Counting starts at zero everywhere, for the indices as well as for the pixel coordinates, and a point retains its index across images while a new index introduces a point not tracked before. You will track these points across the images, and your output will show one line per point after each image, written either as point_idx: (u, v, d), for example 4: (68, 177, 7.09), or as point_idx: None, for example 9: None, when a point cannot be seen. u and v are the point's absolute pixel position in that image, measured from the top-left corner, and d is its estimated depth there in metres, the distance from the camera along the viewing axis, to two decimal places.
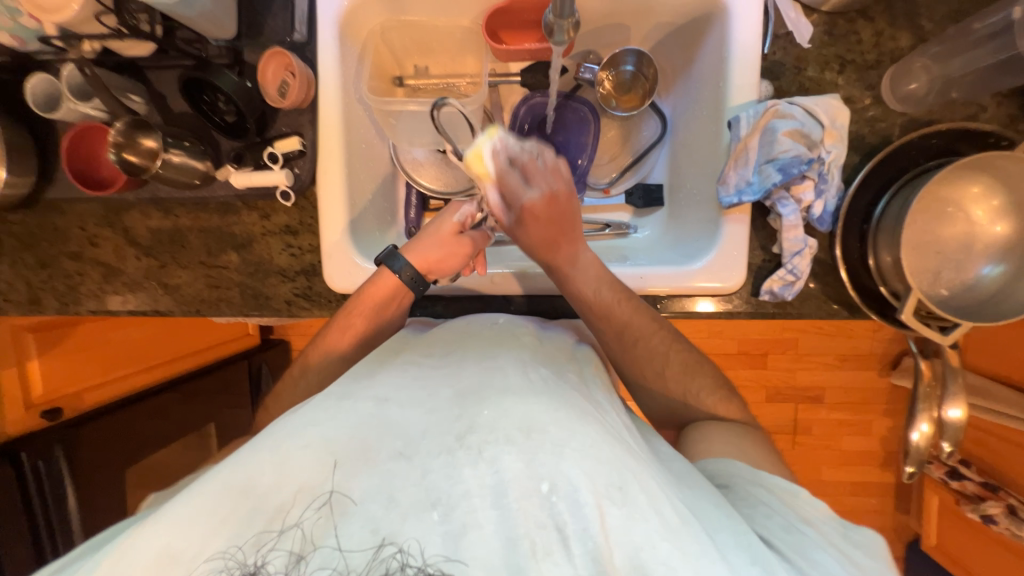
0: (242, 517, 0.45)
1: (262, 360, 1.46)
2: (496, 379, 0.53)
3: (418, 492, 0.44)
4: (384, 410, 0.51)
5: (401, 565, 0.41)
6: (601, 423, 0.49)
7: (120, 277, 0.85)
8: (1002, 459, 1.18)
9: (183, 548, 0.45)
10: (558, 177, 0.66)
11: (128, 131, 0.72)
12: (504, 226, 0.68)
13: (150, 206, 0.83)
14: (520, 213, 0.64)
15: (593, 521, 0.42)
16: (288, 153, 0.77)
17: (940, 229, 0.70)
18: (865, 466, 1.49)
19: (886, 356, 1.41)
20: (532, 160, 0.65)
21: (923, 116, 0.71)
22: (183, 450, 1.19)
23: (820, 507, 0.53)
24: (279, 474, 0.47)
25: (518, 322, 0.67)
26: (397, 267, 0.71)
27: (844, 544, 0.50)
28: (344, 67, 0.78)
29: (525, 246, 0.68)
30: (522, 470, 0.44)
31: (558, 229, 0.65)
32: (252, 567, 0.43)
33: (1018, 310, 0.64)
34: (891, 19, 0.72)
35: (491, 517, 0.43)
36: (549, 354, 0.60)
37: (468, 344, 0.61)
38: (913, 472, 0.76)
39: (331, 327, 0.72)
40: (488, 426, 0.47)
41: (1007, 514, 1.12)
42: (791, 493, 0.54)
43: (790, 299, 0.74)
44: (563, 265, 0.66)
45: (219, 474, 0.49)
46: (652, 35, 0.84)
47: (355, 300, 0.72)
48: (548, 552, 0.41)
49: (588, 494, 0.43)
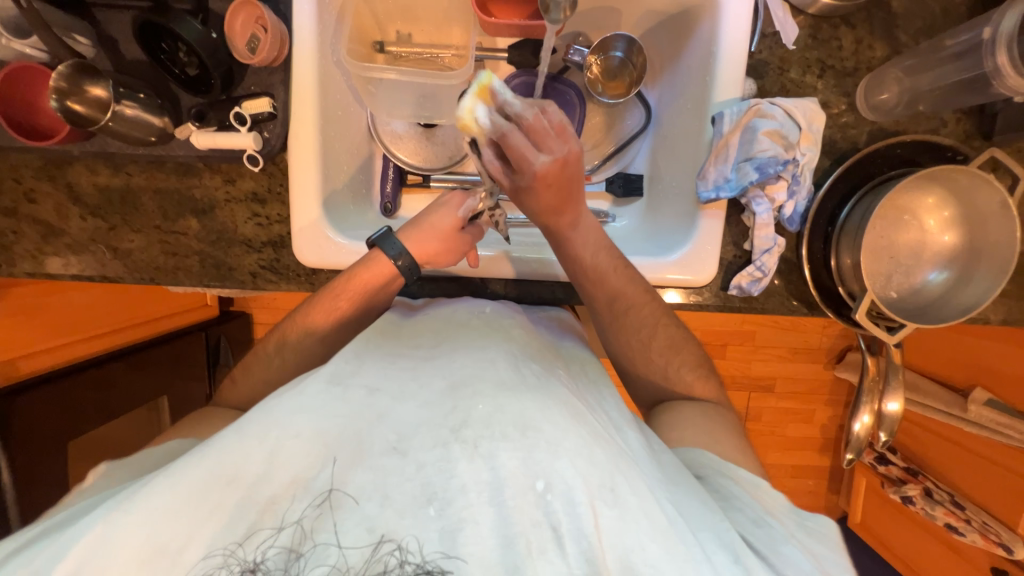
0: (233, 510, 0.45)
1: (221, 333, 1.39)
2: (485, 372, 0.53)
3: (415, 488, 0.44)
4: (374, 399, 0.51)
5: (400, 562, 0.41)
6: (591, 421, 0.50)
7: (62, 238, 0.77)
8: (927, 449, 1.30)
9: (170, 541, 0.44)
10: (567, 137, 0.60)
11: (72, 76, 0.65)
12: (507, 187, 0.65)
13: (98, 160, 0.76)
14: (530, 180, 0.61)
15: (587, 521, 0.43)
16: (257, 115, 0.72)
17: (896, 235, 0.75)
18: (806, 452, 1.61)
19: (834, 351, 1.51)
20: (538, 119, 0.58)
21: (891, 126, 0.74)
22: (130, 423, 1.12)
23: (776, 498, 0.56)
24: (270, 465, 0.46)
25: (505, 312, 0.67)
26: (393, 252, 0.70)
27: (804, 533, 0.53)
28: (322, 26, 0.73)
29: (528, 209, 0.66)
30: (519, 467, 0.45)
31: (564, 194, 0.63)
32: (252, 564, 0.42)
33: (956, 314, 0.69)
34: (870, 28, 0.74)
35: (489, 513, 0.43)
36: (539, 348, 0.60)
37: (457, 335, 0.61)
38: (851, 459, 0.82)
39: (315, 308, 0.70)
40: (483, 422, 0.47)
41: (923, 496, 1.24)
42: (753, 486, 0.56)
43: (756, 295, 0.76)
44: (564, 229, 0.67)
45: (200, 465, 0.47)
46: (643, 22, 0.83)
47: (343, 283, 0.69)
48: (544, 550, 0.42)
49: (581, 494, 0.44)
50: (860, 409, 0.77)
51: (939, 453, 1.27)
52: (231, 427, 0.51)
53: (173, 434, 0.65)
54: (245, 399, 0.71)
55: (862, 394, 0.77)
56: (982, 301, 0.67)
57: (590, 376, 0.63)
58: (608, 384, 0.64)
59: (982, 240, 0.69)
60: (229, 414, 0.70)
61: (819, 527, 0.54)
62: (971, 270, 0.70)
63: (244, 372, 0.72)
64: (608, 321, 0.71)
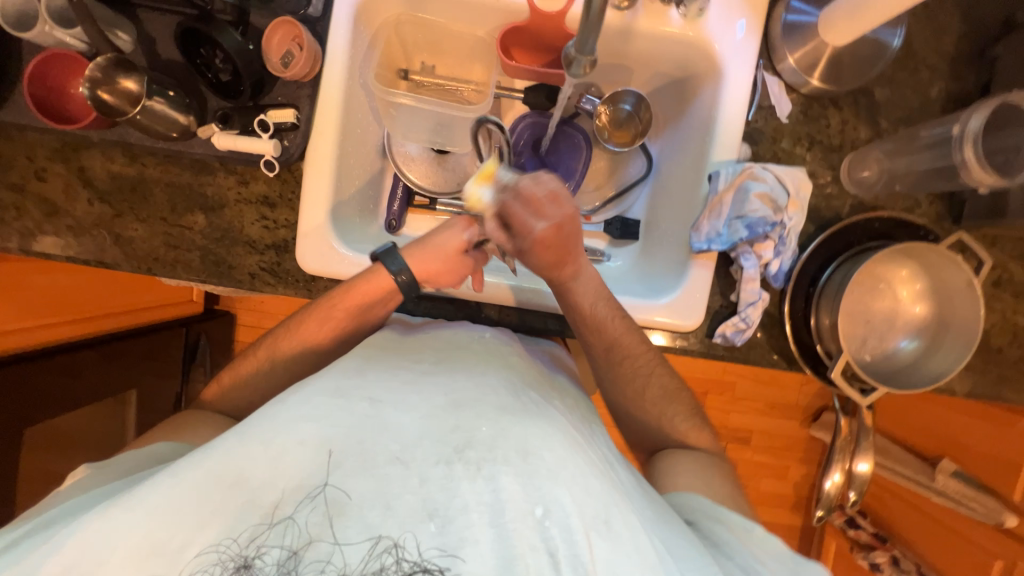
0: (238, 510, 0.47)
1: (202, 331, 1.38)
2: (480, 395, 0.54)
3: (417, 501, 0.46)
4: (379, 411, 0.53)
5: (397, 559, 0.44)
6: (590, 454, 0.52)
7: (65, 220, 0.78)
8: (894, 516, 1.33)
9: (166, 539, 0.47)
10: (558, 201, 0.67)
11: (108, 69, 0.68)
12: (511, 251, 0.69)
13: (115, 148, 0.77)
14: (530, 241, 0.66)
15: (584, 549, 0.45)
16: (280, 124, 0.75)
17: (871, 302, 0.79)
18: (778, 509, 1.61)
19: (809, 409, 1.54)
20: (532, 187, 0.65)
21: (870, 201, 0.80)
22: (93, 416, 1.08)
23: (773, 545, 0.56)
24: (275, 470, 0.49)
25: (504, 339, 0.68)
26: (394, 268, 0.71)
27: None
28: (354, 50, 0.78)
29: (532, 267, 0.70)
30: (519, 492, 0.47)
31: (564, 250, 0.68)
32: (246, 560, 0.45)
33: (926, 381, 0.73)
34: (855, 112, 0.81)
35: (489, 534, 0.45)
36: (537, 377, 0.62)
37: (457, 357, 0.62)
38: (821, 516, 0.84)
39: (310, 317, 0.72)
40: (487, 444, 0.50)
41: (891, 564, 1.24)
42: (746, 531, 0.57)
43: (739, 345, 0.79)
44: (566, 280, 0.70)
45: (204, 463, 0.50)
46: (651, 82, 0.90)
47: (338, 295, 0.71)
48: (541, 574, 0.44)
49: (578, 523, 0.46)
50: (832, 467, 0.79)
51: (907, 520, 1.29)
52: (235, 430, 0.53)
53: (162, 435, 0.66)
54: (236, 405, 0.73)
55: (834, 452, 0.79)
56: (948, 371, 0.71)
57: (580, 411, 0.64)
58: (598, 417, 0.65)
59: (949, 314, 0.74)
60: (219, 420, 0.71)
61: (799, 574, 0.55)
62: (939, 340, 0.75)
63: (235, 376, 0.73)
64: (602, 362, 0.73)
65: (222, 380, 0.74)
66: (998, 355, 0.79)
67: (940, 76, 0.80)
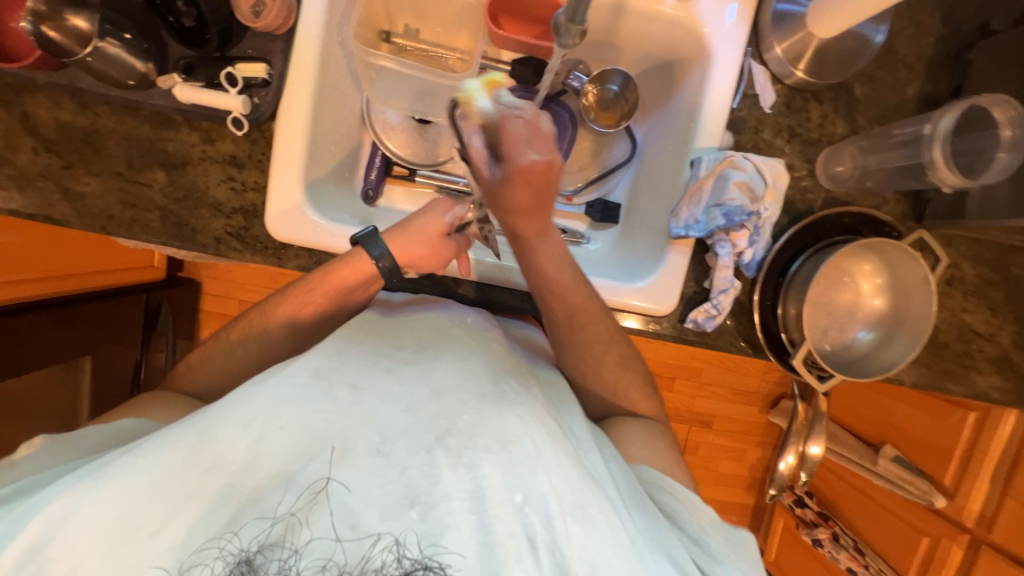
0: (213, 495, 0.47)
1: (163, 298, 1.32)
2: (463, 378, 0.55)
3: (397, 489, 0.47)
4: (356, 396, 0.52)
5: (397, 557, 0.44)
6: (561, 436, 0.53)
7: (7, 168, 0.71)
8: (835, 493, 1.41)
9: (139, 525, 0.45)
10: (558, 147, 0.61)
11: (55, 3, 0.63)
12: (483, 178, 0.63)
13: (63, 93, 0.71)
14: (512, 173, 0.60)
15: (561, 533, 0.46)
16: (249, 78, 0.70)
17: (836, 294, 0.83)
18: (733, 489, 1.69)
19: (770, 396, 1.61)
20: (537, 119, 0.60)
21: (842, 196, 0.83)
22: (42, 382, 1.01)
23: (711, 514, 0.61)
24: (255, 454, 0.48)
25: (485, 326, 0.67)
26: (376, 252, 0.69)
27: (735, 553, 0.58)
28: (332, 4, 0.73)
29: (501, 205, 0.64)
30: (500, 479, 0.47)
31: (541, 198, 0.63)
32: (247, 555, 0.44)
33: (880, 369, 0.77)
34: (835, 107, 0.82)
35: (468, 521, 0.45)
36: (512, 364, 0.61)
37: (440, 342, 0.61)
38: (774, 494, 0.89)
39: (286, 300, 0.70)
40: (467, 432, 0.50)
41: (831, 539, 1.33)
42: (690, 501, 0.61)
43: (709, 331, 0.81)
44: (530, 236, 0.67)
45: (176, 448, 0.48)
46: (640, 62, 0.89)
47: (318, 278, 0.69)
48: (520, 558, 0.45)
49: (555, 507, 0.47)
50: (786, 448, 0.84)
51: (846, 499, 1.37)
52: (210, 410, 0.51)
53: (127, 415, 0.64)
54: (202, 380, 0.70)
55: (790, 435, 0.83)
56: (899, 361, 0.75)
57: (553, 397, 0.64)
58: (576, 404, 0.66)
59: (904, 309, 0.78)
60: (189, 400, 0.69)
61: (746, 544, 0.60)
62: (894, 333, 0.79)
63: (200, 357, 0.71)
64: (560, 340, 0.74)
65: (190, 359, 0.72)
66: (944, 349, 0.84)
67: (917, 76, 0.82)
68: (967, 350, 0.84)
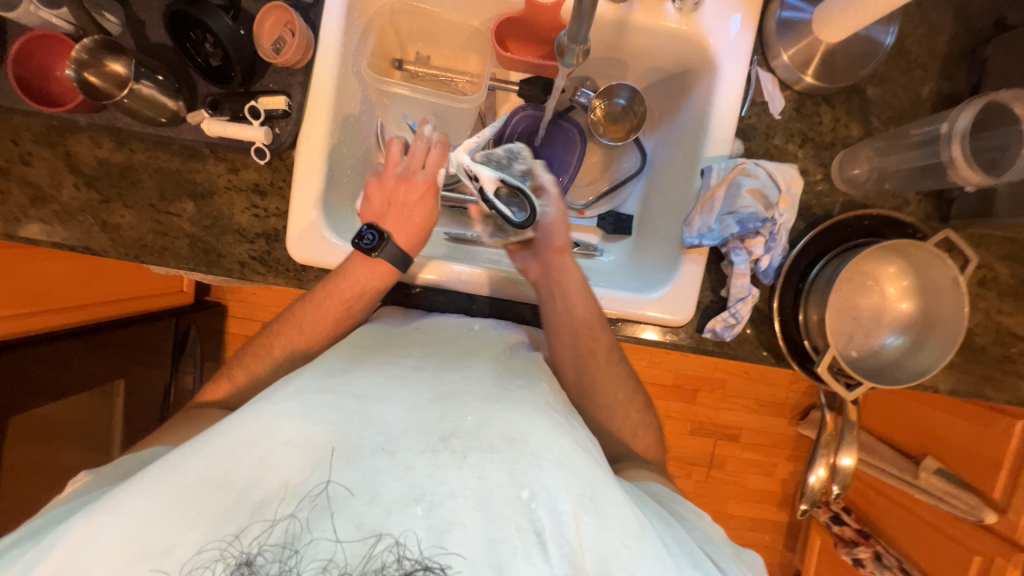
0: (222, 511, 0.48)
1: (192, 322, 1.38)
2: (469, 384, 0.55)
3: (405, 488, 0.47)
4: (364, 405, 0.53)
5: (397, 557, 0.45)
6: (572, 433, 0.53)
7: (52, 205, 0.76)
8: (877, 511, 1.34)
9: (156, 542, 0.47)
10: None
11: (95, 50, 0.68)
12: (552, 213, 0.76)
13: (102, 133, 0.76)
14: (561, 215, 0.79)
15: (571, 527, 0.47)
16: (271, 111, 0.74)
17: (860, 299, 0.80)
18: (765, 505, 1.62)
19: (798, 407, 1.56)
20: None
21: (861, 199, 0.81)
22: (81, 406, 1.05)
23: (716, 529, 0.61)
24: (262, 467, 0.49)
25: (493, 330, 0.68)
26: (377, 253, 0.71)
27: (744, 564, 0.58)
28: (347, 38, 0.77)
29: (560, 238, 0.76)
30: (505, 477, 0.48)
31: None
32: (247, 557, 0.46)
33: (915, 375, 0.74)
34: (847, 110, 0.81)
35: (474, 518, 0.46)
36: (522, 365, 0.62)
37: (444, 349, 0.62)
38: (806, 510, 0.85)
39: (295, 319, 0.72)
40: (472, 432, 0.50)
41: (873, 559, 1.26)
42: (696, 513, 0.62)
43: (728, 340, 0.80)
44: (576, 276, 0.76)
45: (189, 468, 0.49)
46: (646, 76, 0.90)
47: (323, 295, 0.72)
48: (527, 553, 0.46)
49: (565, 503, 0.47)
50: (817, 461, 0.81)
51: (890, 518, 1.30)
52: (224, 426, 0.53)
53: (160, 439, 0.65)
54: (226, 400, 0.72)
55: (820, 446, 0.81)
56: (932, 367, 0.72)
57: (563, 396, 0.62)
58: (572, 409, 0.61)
59: (934, 312, 0.75)
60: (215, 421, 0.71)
61: (751, 559, 0.61)
62: (925, 337, 0.76)
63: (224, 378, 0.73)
64: (574, 353, 0.72)
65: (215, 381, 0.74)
66: (981, 353, 0.80)
67: (932, 75, 0.81)
68: (1006, 354, 0.80)
